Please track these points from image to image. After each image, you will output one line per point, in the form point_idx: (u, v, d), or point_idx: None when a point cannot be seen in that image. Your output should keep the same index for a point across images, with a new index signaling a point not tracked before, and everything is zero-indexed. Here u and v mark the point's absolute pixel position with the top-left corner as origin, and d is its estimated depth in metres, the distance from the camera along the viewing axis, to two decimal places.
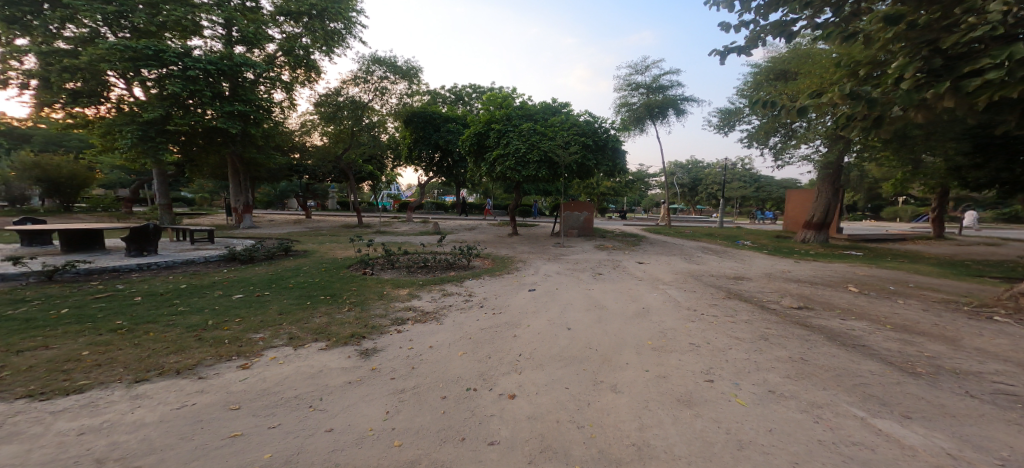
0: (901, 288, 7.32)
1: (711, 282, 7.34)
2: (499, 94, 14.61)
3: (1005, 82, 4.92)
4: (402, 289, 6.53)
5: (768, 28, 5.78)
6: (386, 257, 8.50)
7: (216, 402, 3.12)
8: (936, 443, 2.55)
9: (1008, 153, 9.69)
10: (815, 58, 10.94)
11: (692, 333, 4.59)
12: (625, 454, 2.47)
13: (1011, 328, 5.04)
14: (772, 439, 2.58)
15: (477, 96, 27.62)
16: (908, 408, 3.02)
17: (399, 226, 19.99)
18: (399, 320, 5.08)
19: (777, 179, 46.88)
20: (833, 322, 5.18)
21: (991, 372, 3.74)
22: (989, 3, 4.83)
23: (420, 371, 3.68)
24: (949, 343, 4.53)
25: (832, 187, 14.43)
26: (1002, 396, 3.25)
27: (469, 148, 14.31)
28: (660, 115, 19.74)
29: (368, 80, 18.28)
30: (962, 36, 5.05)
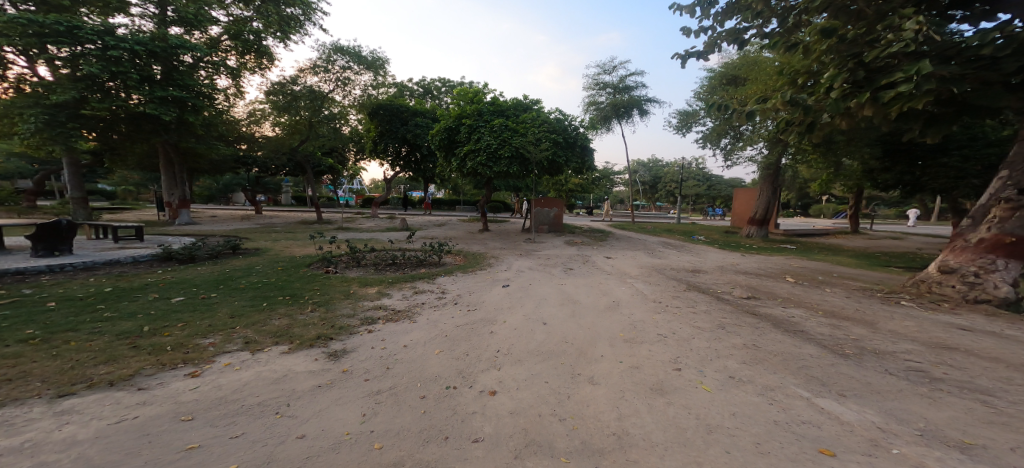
0: (828, 278, 8.13)
1: (672, 275, 7.75)
2: (470, 88, 14.46)
3: (913, 95, 5.61)
4: (371, 288, 6.31)
5: (723, 35, 6.16)
6: (351, 254, 8.17)
7: (164, 413, 2.87)
8: (867, 418, 2.88)
9: (911, 159, 11.35)
10: (761, 66, 11.81)
11: (660, 324, 4.83)
12: (606, 443, 2.57)
13: (915, 310, 5.80)
14: (736, 423, 2.79)
15: (445, 90, 27.19)
16: (843, 387, 3.39)
17: (360, 222, 19.34)
18: (369, 319, 4.92)
19: (726, 179, 50.17)
20: (776, 310, 5.69)
21: (903, 351, 4.27)
22: (904, 22, 5.47)
23: (396, 371, 3.60)
24: (870, 326, 5.12)
25: (771, 186, 15.58)
26: (915, 372, 3.72)
27: (439, 143, 14.03)
28: (625, 115, 20.41)
29: (329, 70, 17.33)
30: (882, 51, 5.69)
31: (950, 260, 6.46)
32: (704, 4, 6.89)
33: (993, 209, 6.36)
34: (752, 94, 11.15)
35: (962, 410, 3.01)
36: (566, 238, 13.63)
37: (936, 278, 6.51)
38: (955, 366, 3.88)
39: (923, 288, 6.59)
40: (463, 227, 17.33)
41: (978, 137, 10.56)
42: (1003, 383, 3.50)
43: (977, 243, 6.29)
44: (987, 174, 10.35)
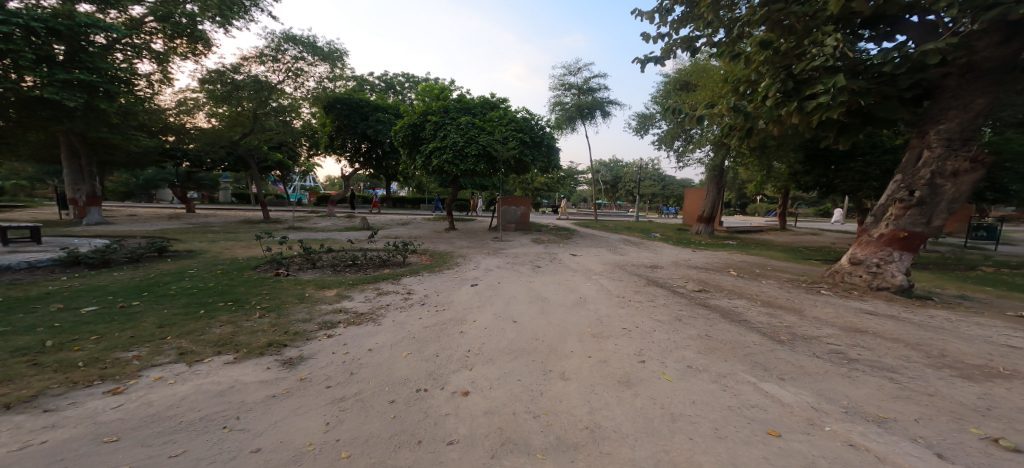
0: (764, 271, 8.87)
1: (632, 271, 8.08)
2: (435, 84, 14.16)
3: (832, 105, 6.25)
4: (329, 290, 5.96)
5: (678, 42, 6.49)
6: (306, 255, 7.67)
7: (81, 436, 2.50)
8: (803, 399, 3.16)
9: (826, 163, 12.70)
10: (709, 73, 12.63)
11: (624, 318, 5.01)
12: (580, 438, 2.61)
13: (833, 298, 6.50)
14: (696, 410, 2.95)
15: (409, 86, 26.50)
16: (782, 371, 3.70)
17: (317, 221, 18.60)
18: (328, 323, 4.64)
19: (677, 180, 53.21)
20: (723, 301, 6.12)
21: (826, 335, 4.75)
22: (826, 38, 6.08)
23: (361, 375, 3.43)
24: (799, 313, 5.66)
25: (716, 187, 16.68)
26: (836, 354, 4.14)
27: (402, 140, 13.60)
28: (589, 116, 20.95)
29: (278, 59, 15.99)
30: (808, 63, 6.28)
31: (857, 253, 7.20)
32: (662, 11, 7.21)
33: (890, 208, 7.10)
34: (701, 99, 11.90)
35: (875, 386, 3.40)
36: (533, 236, 13.72)
37: (847, 268, 7.28)
38: (867, 347, 4.37)
39: (837, 278, 7.35)
40: (428, 226, 16.82)
41: (879, 144, 12.10)
42: (903, 360, 4.00)
43: (878, 237, 7.04)
44: (886, 178, 11.86)
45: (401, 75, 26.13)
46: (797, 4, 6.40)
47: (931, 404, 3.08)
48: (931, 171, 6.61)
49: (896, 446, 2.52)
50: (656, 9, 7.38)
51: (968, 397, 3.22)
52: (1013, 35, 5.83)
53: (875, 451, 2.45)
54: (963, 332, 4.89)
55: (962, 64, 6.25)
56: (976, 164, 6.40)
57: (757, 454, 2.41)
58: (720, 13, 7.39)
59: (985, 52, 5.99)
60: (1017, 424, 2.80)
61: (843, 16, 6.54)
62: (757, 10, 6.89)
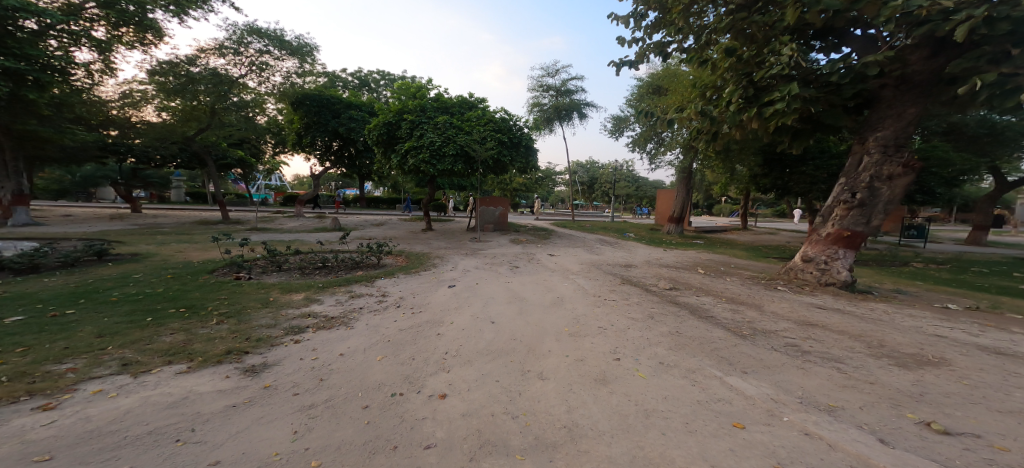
0: (727, 268, 9.26)
1: (608, 270, 8.22)
2: (412, 83, 13.91)
3: (787, 111, 6.60)
4: (296, 294, 5.70)
5: (651, 47, 6.66)
6: (270, 258, 7.33)
7: (5, 456, 2.25)
8: (764, 391, 3.30)
9: (782, 167, 13.43)
10: (679, 78, 13.06)
11: (600, 317, 5.09)
12: (558, 437, 2.61)
13: (788, 293, 6.87)
14: (668, 405, 3.03)
15: (384, 83, 25.94)
16: (744, 364, 3.86)
17: (283, 222, 17.67)
18: (295, 328, 4.44)
19: (649, 181, 54.74)
20: (692, 298, 6.34)
21: (782, 329, 5.01)
22: (782, 47, 6.41)
23: (332, 381, 3.29)
24: (759, 308, 5.95)
25: (685, 188, 17.28)
26: (791, 347, 4.37)
27: (377, 138, 13.23)
28: (566, 118, 21.18)
29: (240, 52, 15.19)
30: (767, 70, 6.60)
31: (808, 251, 7.63)
32: (636, 16, 7.39)
33: (836, 209, 7.57)
34: (671, 103, 12.29)
35: (825, 376, 3.61)
36: (512, 237, 13.68)
37: (800, 266, 7.68)
38: (817, 340, 4.64)
39: (791, 275, 7.76)
40: (404, 227, 16.47)
41: (827, 149, 12.95)
42: (848, 351, 4.27)
43: (826, 236, 7.49)
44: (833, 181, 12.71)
45: (375, 73, 25.49)
46: (758, 14, 6.73)
47: (873, 392, 3.30)
48: (870, 175, 7.10)
49: (844, 432, 2.67)
50: (631, 13, 7.55)
51: (905, 384, 3.46)
52: (939, 50, 6.37)
53: (827, 438, 2.57)
54: (899, 323, 5.28)
55: (897, 76, 6.76)
56: (907, 168, 6.94)
57: (724, 446, 2.49)
58: (690, 19, 7.64)
59: (916, 65, 6.50)
60: (947, 408, 3.03)
61: (798, 26, 6.91)
62: (724, 18, 7.18)
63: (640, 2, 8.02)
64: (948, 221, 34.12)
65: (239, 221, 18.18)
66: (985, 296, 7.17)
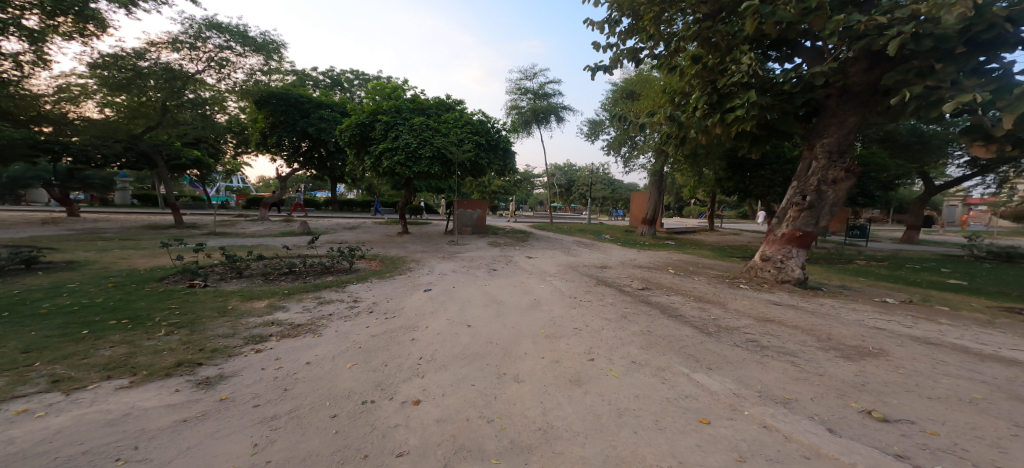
0: (695, 268, 9.61)
1: (584, 271, 8.35)
2: (387, 83, 13.68)
3: (745, 118, 6.93)
4: (259, 301, 5.47)
5: (624, 52, 6.83)
6: (230, 264, 7.00)
7: None
8: (727, 386, 3.44)
9: (744, 171, 14.09)
10: (650, 84, 13.47)
11: (576, 318, 5.15)
12: (533, 439, 2.63)
13: (749, 291, 7.21)
14: (639, 403, 3.11)
15: (358, 83, 25.36)
16: (709, 361, 4.01)
17: (247, 226, 16.91)
18: (257, 337, 4.27)
19: (624, 184, 55.96)
20: (664, 297, 6.53)
21: (744, 325, 5.24)
22: (742, 57, 6.71)
23: (296, 391, 3.17)
24: (723, 305, 6.21)
25: (657, 191, 17.80)
26: (751, 343, 4.57)
27: (350, 139, 12.90)
28: (544, 121, 21.35)
29: (196, 48, 14.38)
30: (729, 78, 6.90)
31: (766, 251, 8.00)
32: (610, 22, 7.57)
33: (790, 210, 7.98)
34: (644, 108, 12.64)
35: (780, 370, 3.80)
36: (490, 240, 13.64)
37: (760, 265, 8.04)
38: (774, 335, 4.88)
39: (751, 274, 8.12)
40: (380, 231, 16.13)
41: (782, 155, 13.71)
42: (802, 345, 4.51)
43: (781, 236, 7.88)
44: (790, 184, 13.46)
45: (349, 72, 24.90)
46: (721, 24, 7.04)
47: (822, 383, 3.51)
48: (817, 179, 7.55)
49: (797, 423, 2.82)
50: (605, 19, 7.72)
51: (850, 375, 3.70)
52: (876, 63, 6.87)
53: (784, 430, 2.71)
54: (845, 318, 5.64)
55: (840, 86, 7.24)
56: (850, 173, 7.44)
57: (691, 442, 2.58)
58: (661, 27, 7.88)
59: (857, 77, 6.96)
60: (885, 396, 3.26)
61: (756, 37, 7.28)
62: (691, 27, 7.46)
63: (613, 8, 8.22)
64: (886, 222, 37.08)
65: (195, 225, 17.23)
66: (918, 290, 7.78)
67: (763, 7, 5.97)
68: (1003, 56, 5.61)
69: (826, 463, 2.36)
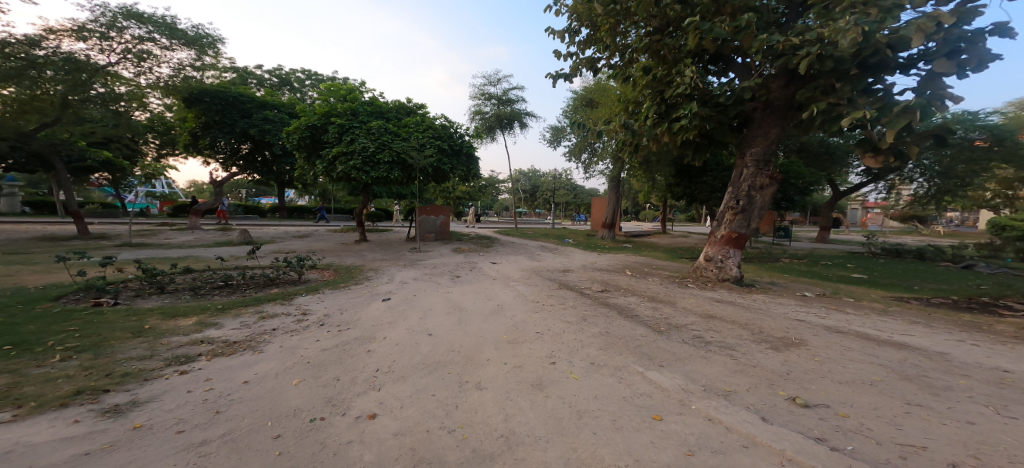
0: (650, 269, 9.97)
1: (547, 276, 8.43)
2: (341, 84, 13.29)
3: (688, 127, 7.28)
4: (186, 319, 5.07)
5: (583, 62, 6.99)
6: (149, 279, 6.45)
7: None
8: (676, 382, 3.54)
9: (690, 178, 14.84)
10: (607, 92, 13.87)
11: (538, 323, 5.16)
12: (495, 447, 2.59)
13: (696, 289, 7.54)
14: (598, 403, 3.15)
15: (310, 83, 24.56)
16: (661, 358, 4.13)
17: (182, 235, 15.76)
18: (184, 357, 3.92)
19: (588, 190, 57.22)
20: (621, 299, 6.68)
21: (690, 322, 5.46)
22: (687, 71, 7.04)
23: (230, 413, 2.93)
24: (672, 304, 6.46)
25: (615, 196, 18.32)
26: (697, 339, 4.75)
27: (299, 142, 12.40)
28: (508, 127, 21.45)
29: (111, 39, 12.26)
30: (678, 89, 7.21)
31: (709, 251, 8.37)
32: (570, 32, 7.73)
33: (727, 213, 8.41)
34: (603, 116, 12.98)
35: (722, 364, 3.97)
36: (454, 246, 13.51)
37: (704, 265, 8.40)
38: (717, 330, 5.11)
39: (696, 273, 8.50)
40: (336, 239, 15.60)
41: (720, 164, 14.71)
42: (739, 339, 4.75)
43: (720, 237, 8.28)
44: None
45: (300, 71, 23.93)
46: (669, 38, 7.38)
47: (755, 374, 3.69)
48: (747, 185, 8.01)
49: (739, 414, 2.95)
50: (565, 29, 7.87)
51: (777, 364, 3.94)
52: (790, 81, 7.40)
53: (725, 422, 2.83)
54: (774, 311, 6.03)
55: (763, 101, 7.68)
56: (774, 180, 7.93)
57: (646, 439, 2.63)
58: (617, 39, 8.14)
59: (776, 92, 7.45)
60: (805, 383, 3.50)
61: (698, 52, 7.69)
62: (643, 40, 7.74)
63: (572, 18, 8.39)
64: (802, 224, 40.89)
65: (103, 235, 15.75)
66: (833, 284, 8.51)
67: (702, 24, 6.33)
68: (885, 78, 6.20)
69: (761, 451, 2.47)
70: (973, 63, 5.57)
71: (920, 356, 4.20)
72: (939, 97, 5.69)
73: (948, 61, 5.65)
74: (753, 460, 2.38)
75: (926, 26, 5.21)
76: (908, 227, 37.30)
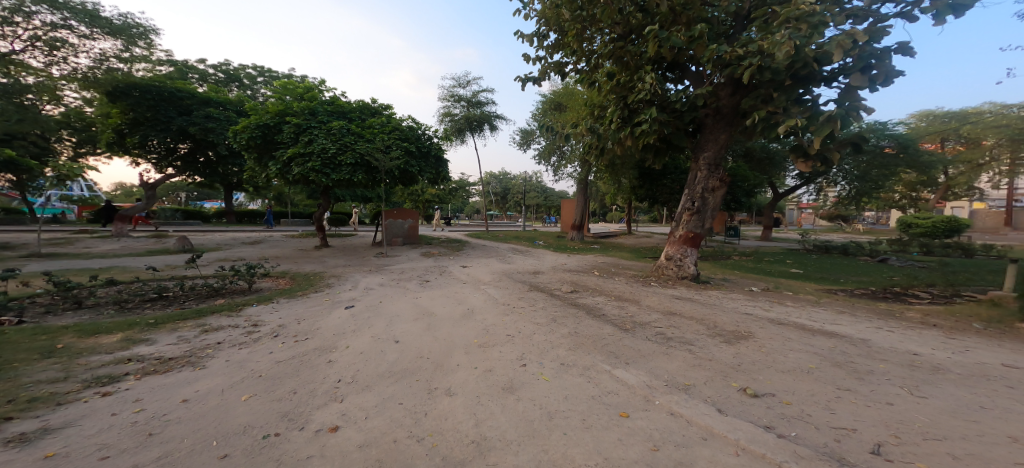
0: (617, 269, 10.17)
1: (518, 278, 8.43)
2: (298, 82, 12.80)
3: (649, 132, 7.49)
4: (109, 336, 4.62)
5: (551, 66, 7.05)
6: (64, 292, 5.84)
7: None
8: (641, 379, 3.61)
9: (653, 180, 15.29)
10: (574, 96, 14.08)
11: (508, 325, 5.15)
12: (466, 453, 2.55)
13: (658, 288, 7.76)
14: (568, 404, 3.17)
15: (264, 80, 23.59)
16: (627, 356, 4.20)
17: (119, 243, 14.61)
18: (110, 377, 3.58)
19: (558, 193, 57.90)
20: (590, 299, 6.77)
21: (654, 320, 5.60)
22: (648, 78, 7.25)
23: (165, 435, 2.71)
24: (636, 303, 6.60)
25: (583, 198, 18.60)
26: (659, 335, 4.88)
27: (248, 142, 11.73)
28: (478, 129, 21.37)
29: (18, 26, 11.13)
30: (641, 94, 7.40)
31: (669, 251, 8.62)
32: (538, 36, 7.78)
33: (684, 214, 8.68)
34: (571, 120, 13.15)
35: (682, 359, 4.10)
36: (423, 249, 13.32)
37: (665, 264, 8.65)
38: (677, 326, 5.27)
39: (658, 273, 8.77)
40: (294, 245, 15.01)
41: (678, 167, 15.29)
42: (697, 334, 4.91)
43: (678, 237, 8.55)
44: None
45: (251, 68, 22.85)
46: (632, 45, 7.59)
47: (711, 368, 3.82)
48: (701, 187, 8.31)
49: (699, 407, 3.04)
50: (534, 33, 7.93)
51: (729, 357, 4.10)
52: (737, 89, 7.75)
53: (686, 415, 2.91)
54: (726, 306, 6.31)
55: (713, 108, 7.98)
56: (724, 182, 8.25)
57: (614, 437, 2.66)
58: (583, 45, 8.27)
59: (725, 100, 7.80)
60: (754, 374, 3.65)
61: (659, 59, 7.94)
62: (608, 46, 7.88)
63: (540, 22, 8.47)
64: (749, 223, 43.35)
65: (11, 243, 14.18)
66: (775, 279, 9.05)
67: (661, 32, 6.55)
68: (813, 89, 6.64)
69: (719, 442, 2.55)
70: (882, 78, 6.07)
71: (847, 343, 4.50)
72: (856, 108, 6.21)
73: (861, 75, 6.14)
74: (711, 452, 2.45)
75: (845, 44, 5.57)
76: (834, 226, 40.46)
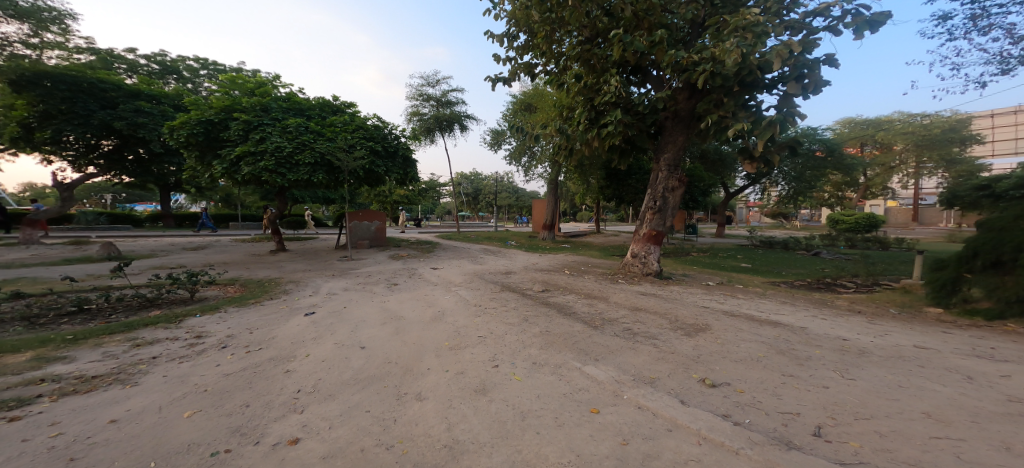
0: (586, 268, 10.33)
1: (490, 279, 8.40)
2: (246, 77, 12.21)
3: (614, 134, 7.65)
4: (18, 355, 4.18)
5: (520, 67, 7.06)
6: None
7: None
8: (611, 374, 3.68)
9: (620, 181, 15.67)
10: (544, 98, 14.20)
11: (480, 327, 5.12)
12: (438, 458, 2.51)
13: (624, 285, 7.95)
14: (540, 403, 3.18)
15: (212, 74, 22.37)
16: (596, 352, 4.28)
17: (47, 251, 13.38)
18: (24, 399, 3.25)
19: (530, 193, 58.31)
20: (561, 297, 6.85)
21: (622, 316, 5.73)
22: (614, 81, 7.40)
23: (91, 459, 2.50)
24: (605, 299, 6.74)
25: (554, 198, 18.79)
26: (626, 331, 4.99)
27: (186, 138, 10.82)
28: (448, 129, 21.14)
29: None
30: (608, 97, 7.55)
31: (635, 249, 8.83)
32: (508, 37, 7.76)
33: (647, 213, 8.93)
34: (541, 120, 13.25)
35: (648, 353, 4.21)
36: (391, 252, 13.04)
37: (632, 262, 8.86)
38: (643, 322, 5.42)
39: (625, 270, 8.97)
40: (245, 250, 14.24)
41: (642, 168, 15.78)
42: (660, 328, 5.07)
43: (643, 236, 8.78)
44: None
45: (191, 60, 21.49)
46: (599, 48, 7.73)
47: (674, 360, 3.96)
48: (663, 187, 8.57)
49: (664, 399, 3.13)
50: (504, 33, 7.93)
51: (690, 349, 4.26)
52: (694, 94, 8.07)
53: (653, 408, 2.99)
54: (687, 300, 6.56)
55: (671, 111, 8.27)
56: (683, 182, 8.56)
57: (585, 433, 2.70)
58: (553, 46, 8.35)
59: (683, 103, 8.06)
60: (712, 364, 3.81)
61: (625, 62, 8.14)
62: (576, 48, 7.97)
63: (510, 23, 8.47)
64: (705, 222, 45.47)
65: None
66: (726, 272, 9.55)
67: (626, 36, 6.71)
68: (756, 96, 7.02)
69: (682, 433, 2.64)
70: (811, 88, 6.47)
71: (788, 332, 4.76)
72: (792, 114, 6.62)
73: (796, 84, 6.52)
74: (676, 442, 2.53)
75: (783, 53, 5.90)
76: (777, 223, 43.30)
